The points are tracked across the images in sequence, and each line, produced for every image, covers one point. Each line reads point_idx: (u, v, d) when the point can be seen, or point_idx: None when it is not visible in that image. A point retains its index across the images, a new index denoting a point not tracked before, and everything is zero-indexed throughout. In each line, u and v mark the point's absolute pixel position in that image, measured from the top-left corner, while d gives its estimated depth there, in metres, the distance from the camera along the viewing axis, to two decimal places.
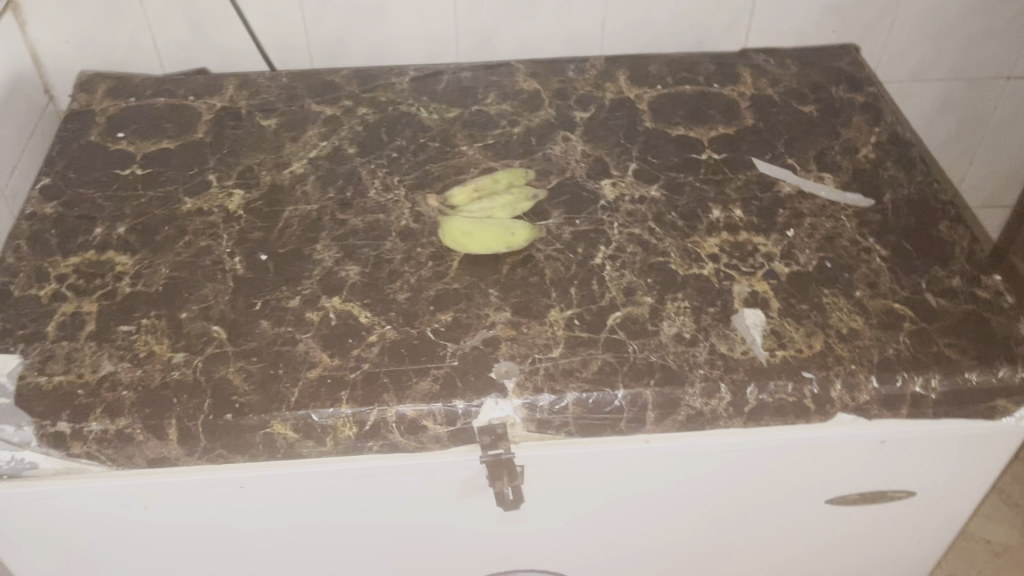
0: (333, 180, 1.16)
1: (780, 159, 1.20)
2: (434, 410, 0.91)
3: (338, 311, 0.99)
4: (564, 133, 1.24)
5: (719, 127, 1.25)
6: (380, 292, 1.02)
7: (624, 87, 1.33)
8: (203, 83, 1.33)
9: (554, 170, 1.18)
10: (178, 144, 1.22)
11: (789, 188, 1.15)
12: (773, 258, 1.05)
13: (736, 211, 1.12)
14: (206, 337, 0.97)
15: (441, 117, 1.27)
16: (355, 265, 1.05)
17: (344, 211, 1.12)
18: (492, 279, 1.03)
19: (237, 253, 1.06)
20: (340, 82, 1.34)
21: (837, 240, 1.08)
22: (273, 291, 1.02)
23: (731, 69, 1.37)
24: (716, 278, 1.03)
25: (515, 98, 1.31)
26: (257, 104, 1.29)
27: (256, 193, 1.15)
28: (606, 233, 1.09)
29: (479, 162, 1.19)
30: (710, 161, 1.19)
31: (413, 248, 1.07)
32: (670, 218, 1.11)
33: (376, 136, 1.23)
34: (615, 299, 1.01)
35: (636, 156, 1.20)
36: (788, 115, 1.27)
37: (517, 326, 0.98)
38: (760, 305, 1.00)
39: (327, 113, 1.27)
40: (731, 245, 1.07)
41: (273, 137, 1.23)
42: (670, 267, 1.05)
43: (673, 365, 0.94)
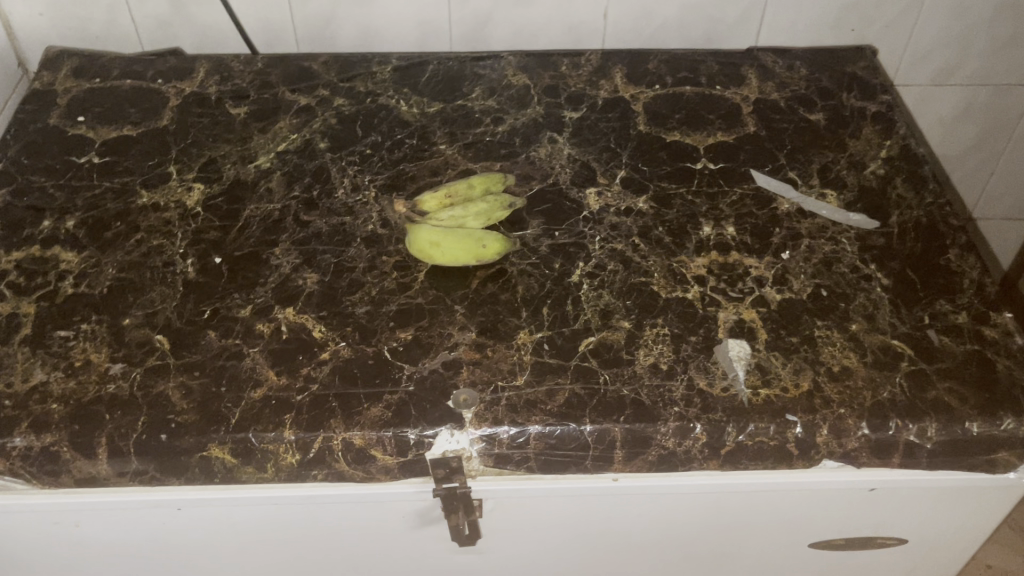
0: (300, 177, 1.09)
1: (780, 172, 1.11)
2: (383, 439, 0.84)
3: (291, 324, 0.93)
4: (551, 134, 1.16)
5: (718, 134, 1.17)
6: (338, 305, 0.95)
7: (620, 86, 1.24)
8: (174, 65, 1.26)
9: (536, 175, 1.10)
10: (140, 132, 1.15)
11: (787, 205, 1.07)
12: (764, 284, 0.98)
13: (729, 228, 1.04)
14: (148, 347, 0.90)
15: (421, 112, 1.19)
16: (315, 272, 0.98)
17: (308, 212, 1.05)
18: (459, 294, 0.96)
19: (190, 254, 1.00)
20: (318, 69, 1.26)
21: (835, 265, 1.00)
22: (224, 298, 0.95)
23: (736, 69, 1.27)
24: (700, 303, 0.96)
25: (502, 94, 1.22)
26: (228, 90, 1.22)
27: (217, 189, 1.08)
28: (586, 248, 1.01)
29: (457, 164, 1.11)
30: (705, 171, 1.11)
31: (378, 256, 1.00)
32: (657, 233, 1.03)
33: (350, 130, 1.16)
34: (590, 322, 0.94)
35: (625, 164, 1.12)
36: (792, 123, 1.19)
37: (481, 349, 0.91)
38: (745, 336, 0.92)
39: (301, 103, 1.20)
40: (720, 267, 1.00)
41: (241, 127, 1.16)
42: (652, 288, 0.97)
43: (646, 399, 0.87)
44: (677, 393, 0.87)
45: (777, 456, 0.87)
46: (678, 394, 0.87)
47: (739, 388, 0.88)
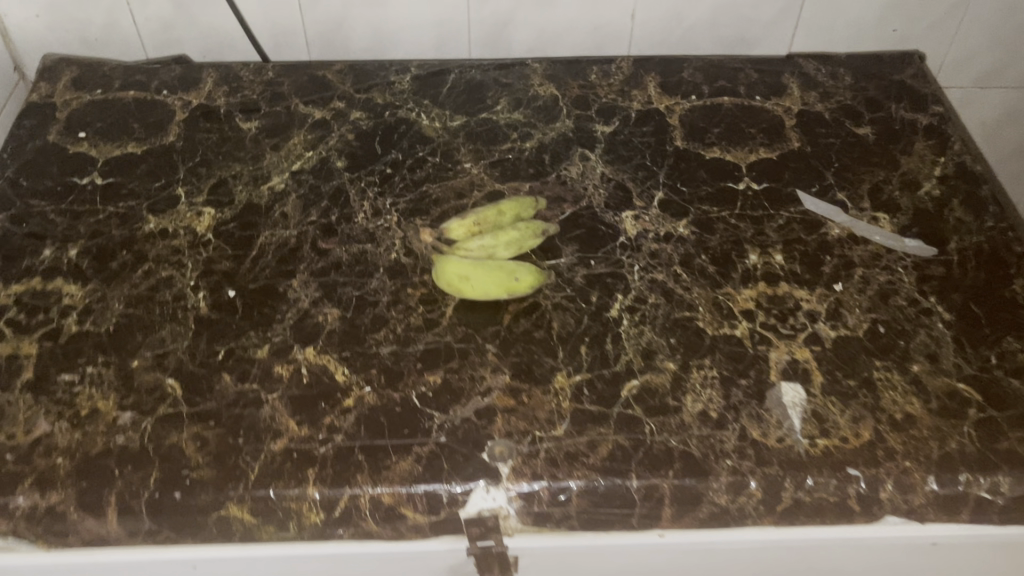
0: (317, 200, 1.02)
1: (829, 193, 1.04)
2: (414, 496, 0.78)
3: (312, 366, 0.87)
4: (582, 150, 1.09)
5: (760, 150, 1.10)
6: (361, 345, 0.88)
7: (653, 96, 1.17)
8: (179, 74, 1.19)
9: (568, 197, 1.03)
10: (145, 149, 1.08)
11: (838, 231, 1.00)
12: (817, 320, 0.91)
13: (777, 256, 0.97)
14: (158, 393, 0.84)
15: (443, 126, 1.12)
16: (335, 307, 0.92)
17: (327, 239, 0.98)
18: (491, 331, 0.90)
19: (201, 287, 0.93)
20: (332, 78, 1.18)
21: (892, 298, 0.93)
22: (239, 336, 0.89)
23: (776, 78, 1.20)
24: (749, 342, 0.89)
25: (529, 106, 1.15)
26: (238, 102, 1.15)
27: (228, 213, 1.01)
28: (625, 279, 0.95)
29: (484, 184, 1.04)
30: (748, 192, 1.04)
31: (403, 288, 0.93)
32: (700, 261, 0.97)
33: (369, 146, 1.09)
34: (632, 362, 0.87)
35: (663, 183, 1.05)
36: (839, 138, 1.12)
37: (516, 394, 0.85)
38: (798, 379, 0.86)
39: (315, 117, 1.13)
40: (769, 299, 0.93)
41: (252, 143, 1.09)
42: (697, 324, 0.91)
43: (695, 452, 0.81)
44: (729, 445, 0.81)
45: (836, 512, 0.81)
46: (729, 446, 0.81)
47: (795, 438, 0.82)
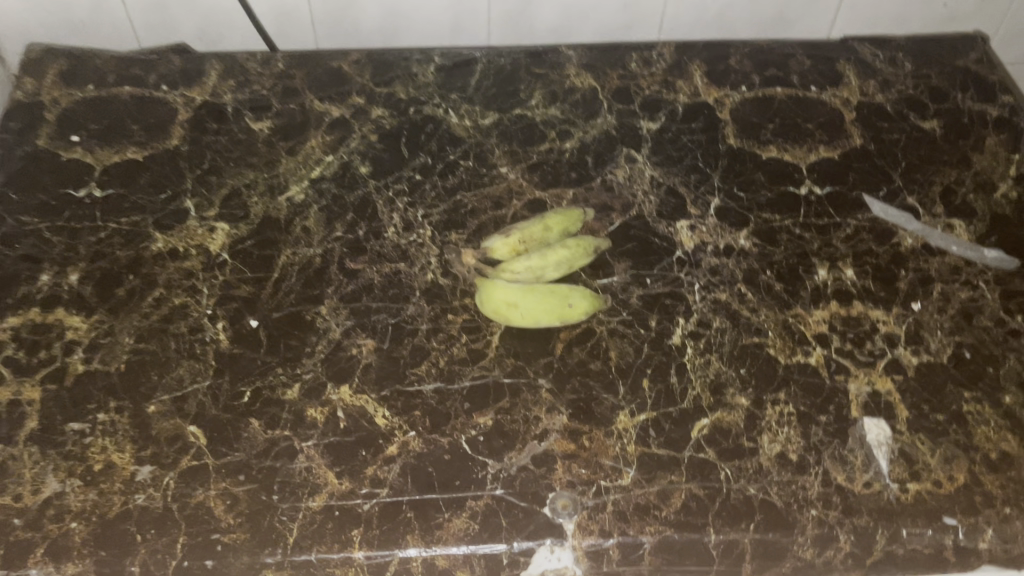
0: (342, 213, 0.93)
1: (897, 197, 0.96)
2: (472, 559, 0.71)
3: (348, 407, 0.78)
4: (628, 150, 1.00)
5: (820, 149, 1.01)
6: (401, 381, 0.80)
7: (700, 87, 1.07)
8: (179, 66, 1.08)
9: (617, 205, 0.94)
10: (147, 155, 0.98)
11: (911, 241, 0.92)
12: (896, 344, 0.84)
13: (848, 271, 0.90)
14: (180, 443, 0.76)
15: (474, 124, 1.02)
16: (370, 337, 0.83)
17: (355, 257, 0.89)
18: (543, 363, 0.82)
19: (219, 316, 0.84)
20: (349, 70, 1.08)
21: (976, 318, 0.86)
22: (266, 374, 0.80)
23: (830, 65, 1.11)
24: (825, 371, 0.82)
25: (566, 100, 1.06)
26: (246, 98, 1.04)
27: (244, 229, 0.91)
28: (685, 300, 0.87)
29: (523, 192, 0.95)
30: (811, 198, 0.96)
31: (443, 314, 0.85)
32: (765, 278, 0.89)
33: (394, 149, 0.99)
34: (700, 399, 0.80)
35: (718, 188, 0.96)
36: (903, 134, 1.03)
37: (577, 437, 0.77)
38: (882, 414, 0.79)
39: (333, 115, 1.03)
40: (843, 322, 0.86)
41: (266, 147, 0.99)
42: (768, 352, 0.83)
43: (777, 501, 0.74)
44: (813, 493, 0.74)
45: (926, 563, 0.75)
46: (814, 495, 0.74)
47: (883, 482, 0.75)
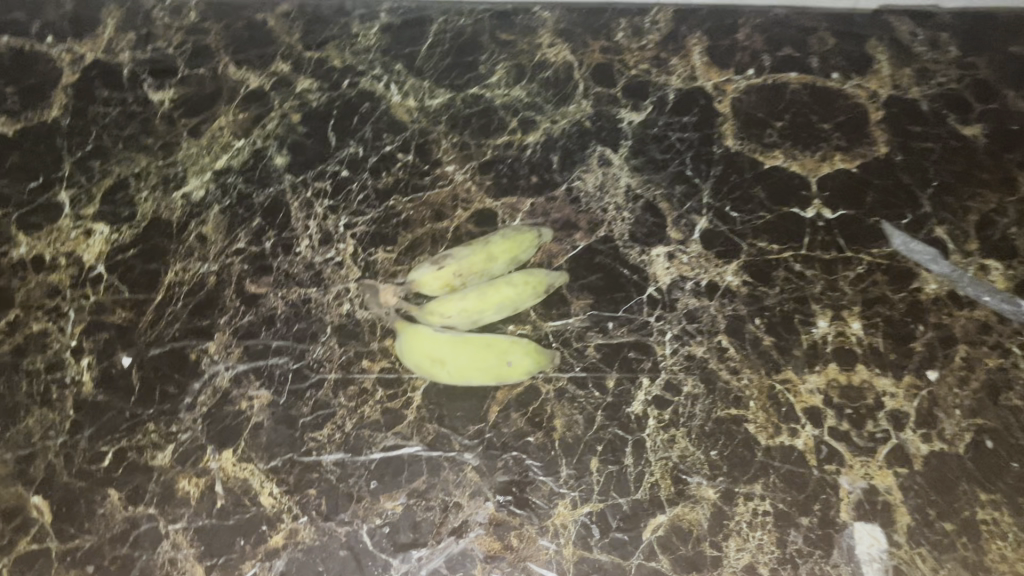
0: (247, 217, 0.77)
1: (923, 227, 0.79)
2: None
3: (229, 481, 0.65)
4: (602, 150, 0.83)
5: (836, 157, 0.83)
6: (297, 449, 0.66)
7: (699, 69, 0.89)
8: (69, 9, 0.89)
9: (581, 223, 0.78)
10: (19, 130, 0.81)
11: (934, 287, 0.76)
12: (904, 426, 0.69)
13: (854, 324, 0.74)
14: (19, 519, 0.64)
15: (420, 106, 0.84)
16: (264, 388, 0.68)
17: (258, 278, 0.73)
18: (472, 431, 0.67)
19: (85, 350, 0.70)
20: (274, 26, 0.89)
21: (1004, 395, 0.71)
22: (134, 432, 0.66)
23: (860, 45, 0.91)
24: (813, 459, 0.67)
25: (534, 77, 0.87)
26: (148, 58, 0.86)
27: (127, 232, 0.76)
28: (653, 354, 0.71)
29: (471, 199, 0.79)
30: (818, 223, 0.79)
31: (356, 359, 0.70)
32: (752, 329, 0.73)
33: (319, 135, 0.82)
34: (658, 489, 0.66)
35: (708, 206, 0.79)
36: (940, 141, 0.85)
37: (504, 533, 0.64)
38: (877, 518, 0.65)
39: (251, 86, 0.85)
40: (841, 393, 0.70)
41: (164, 125, 0.82)
42: (746, 430, 0.68)
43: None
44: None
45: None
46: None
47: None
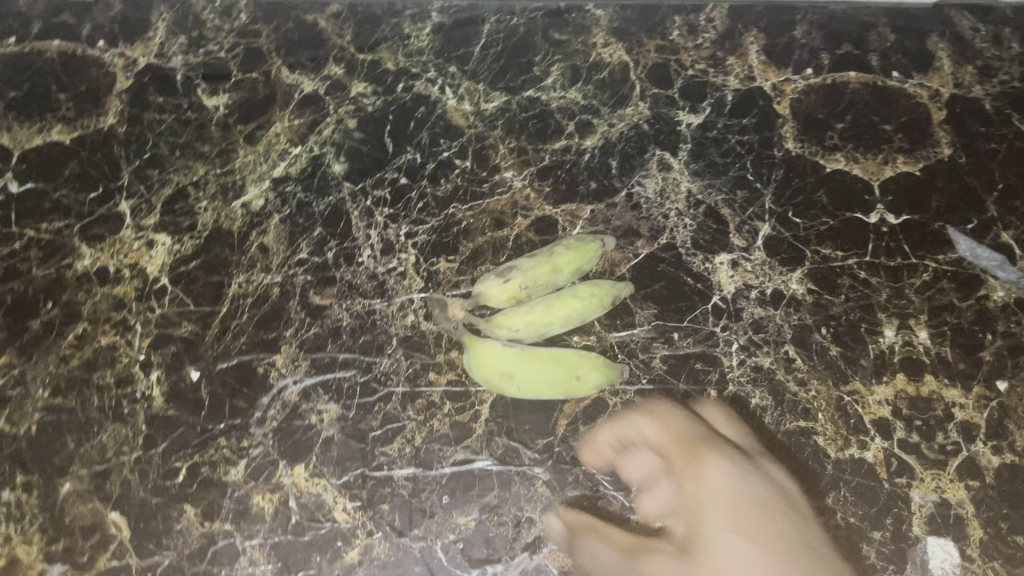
0: (308, 226, 0.76)
1: (989, 232, 0.78)
2: None
3: (302, 496, 0.65)
4: (662, 153, 0.82)
5: (899, 160, 0.82)
6: (369, 463, 0.66)
7: (757, 68, 0.87)
8: (120, 12, 0.88)
9: (643, 230, 0.77)
10: (76, 138, 0.81)
11: (1002, 294, 0.75)
12: (975, 438, 0.69)
13: (922, 333, 0.73)
14: (97, 536, 0.65)
15: (475, 110, 0.83)
16: (333, 402, 0.69)
17: (321, 289, 0.73)
18: (542, 445, 0.67)
19: (153, 364, 0.70)
20: (326, 26, 0.88)
21: None
22: (206, 447, 0.67)
23: (921, 41, 0.89)
24: (883, 472, 0.67)
25: (590, 78, 0.86)
26: (200, 62, 0.85)
27: (188, 243, 0.75)
28: (719, 365, 0.71)
29: (531, 206, 0.78)
30: (882, 229, 0.78)
31: (423, 372, 0.70)
32: (819, 339, 0.72)
33: (376, 141, 0.81)
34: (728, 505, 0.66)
35: (770, 211, 0.79)
36: (1005, 142, 0.83)
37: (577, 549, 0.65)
38: (949, 532, 0.65)
39: (305, 90, 0.84)
40: (911, 404, 0.70)
41: (220, 131, 0.81)
42: (815, 443, 0.68)
43: (670, 423, 0.69)
44: (705, 428, 0.69)
45: (791, 507, 0.66)
46: (706, 426, 0.69)
47: (784, 453, 0.68)
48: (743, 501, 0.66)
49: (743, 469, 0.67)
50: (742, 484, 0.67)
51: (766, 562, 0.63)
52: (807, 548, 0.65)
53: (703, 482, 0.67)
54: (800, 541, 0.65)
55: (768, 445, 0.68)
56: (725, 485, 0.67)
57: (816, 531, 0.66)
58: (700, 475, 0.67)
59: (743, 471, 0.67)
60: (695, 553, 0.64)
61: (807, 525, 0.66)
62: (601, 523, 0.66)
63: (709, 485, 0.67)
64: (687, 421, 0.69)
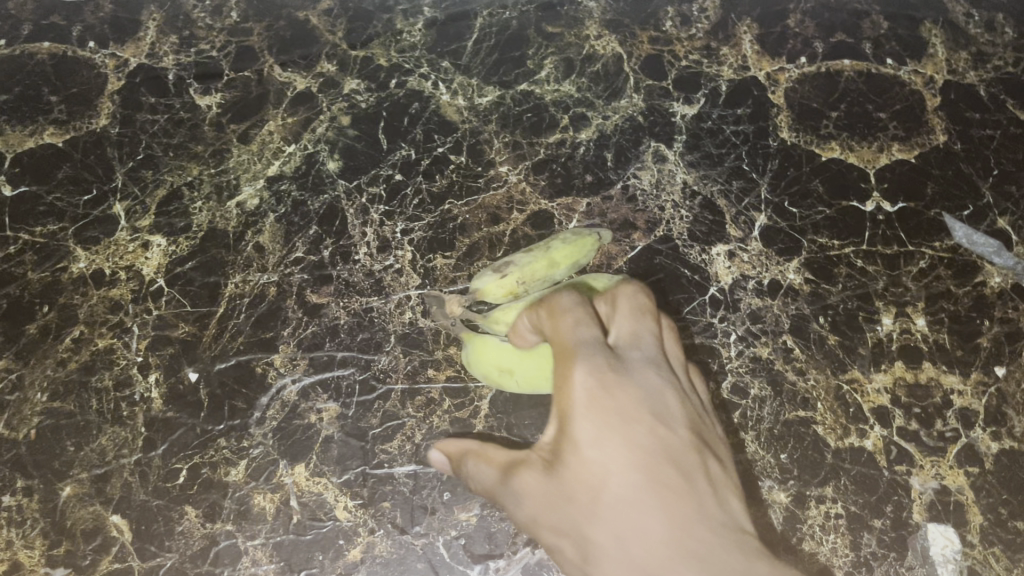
0: (303, 225, 0.76)
1: (985, 218, 0.78)
2: None
3: (303, 495, 0.65)
4: (657, 145, 0.81)
5: (894, 147, 0.82)
6: (369, 461, 0.66)
7: (750, 57, 0.87)
8: (111, 13, 0.87)
9: (640, 223, 0.77)
10: (68, 140, 0.80)
11: (998, 280, 0.75)
12: (974, 424, 0.69)
13: (920, 320, 0.73)
14: (99, 539, 0.64)
15: (469, 104, 0.83)
16: (332, 401, 0.69)
17: (319, 288, 0.73)
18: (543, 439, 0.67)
19: (151, 366, 0.70)
20: (318, 24, 0.88)
21: None
22: (206, 448, 0.67)
23: (914, 28, 0.89)
24: (883, 460, 0.67)
25: (584, 71, 0.86)
26: (192, 61, 0.85)
27: (183, 244, 0.75)
28: (717, 356, 0.71)
29: (526, 201, 0.78)
30: (878, 217, 0.78)
31: (422, 368, 0.70)
32: (817, 328, 0.72)
33: (370, 138, 0.81)
34: None
35: (766, 201, 0.78)
36: (999, 128, 0.83)
37: None
38: (950, 519, 0.65)
39: (298, 88, 0.84)
40: (909, 391, 0.70)
41: (214, 131, 0.81)
42: (815, 432, 0.68)
43: (560, 323, 0.52)
44: (581, 329, 0.51)
45: (670, 427, 0.48)
46: (587, 320, 0.52)
47: (655, 362, 0.51)
48: (620, 402, 0.47)
49: (615, 373, 0.49)
50: (622, 394, 0.48)
51: (642, 467, 0.45)
52: (687, 469, 0.46)
53: (566, 384, 0.48)
54: (676, 458, 0.46)
55: (661, 352, 0.52)
56: (596, 382, 0.48)
57: (707, 468, 0.47)
58: (562, 379, 0.49)
59: (616, 378, 0.48)
60: (564, 467, 0.47)
61: (695, 458, 0.47)
62: (483, 445, 0.59)
63: (576, 392, 0.48)
64: (581, 316, 0.53)
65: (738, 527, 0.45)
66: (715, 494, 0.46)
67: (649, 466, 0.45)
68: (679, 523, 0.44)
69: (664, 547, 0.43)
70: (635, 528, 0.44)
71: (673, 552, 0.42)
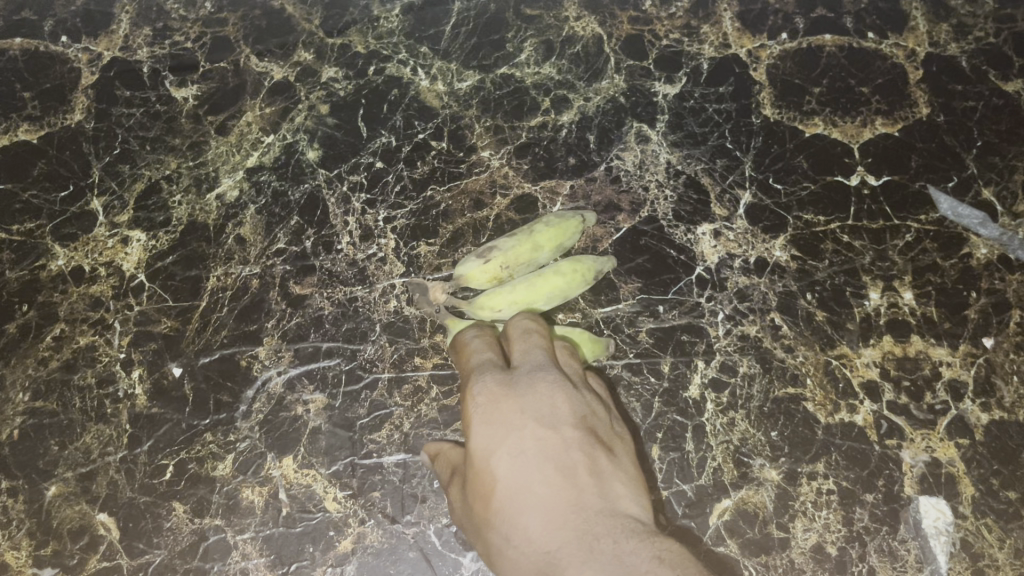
0: (284, 216, 0.75)
1: (969, 190, 0.78)
2: None
3: (292, 488, 0.65)
4: (639, 125, 0.81)
5: (877, 122, 0.81)
6: (358, 451, 0.66)
7: (731, 35, 0.86)
8: (84, 6, 0.86)
9: (624, 204, 0.77)
10: (43, 136, 0.79)
11: (985, 251, 0.74)
12: (963, 396, 0.68)
13: (907, 294, 0.73)
14: (85, 538, 0.63)
15: (449, 90, 0.82)
16: (318, 392, 0.68)
17: (301, 279, 0.72)
18: None
19: (134, 362, 0.69)
20: (294, 13, 0.87)
21: None
22: (192, 443, 0.66)
23: (894, 2, 0.89)
24: (873, 434, 0.67)
25: (564, 53, 0.85)
26: (167, 54, 0.84)
27: (163, 238, 0.74)
28: (705, 336, 0.71)
29: (509, 185, 0.77)
30: (863, 191, 0.78)
31: (408, 356, 0.69)
32: (804, 305, 0.72)
33: (349, 127, 0.80)
34: (721, 473, 0.66)
35: (750, 179, 0.78)
36: (982, 99, 0.83)
37: None
38: (942, 491, 0.65)
39: (275, 77, 0.83)
40: (897, 365, 0.70)
41: (191, 123, 0.80)
42: (805, 408, 0.68)
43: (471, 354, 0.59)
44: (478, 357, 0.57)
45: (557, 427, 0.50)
46: (488, 352, 0.58)
47: (545, 371, 0.54)
48: (504, 410, 0.50)
49: (499, 387, 0.52)
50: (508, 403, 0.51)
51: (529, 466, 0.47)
52: (571, 464, 0.48)
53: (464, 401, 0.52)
54: (561, 455, 0.48)
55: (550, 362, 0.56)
56: (482, 396, 0.51)
57: (593, 462, 0.48)
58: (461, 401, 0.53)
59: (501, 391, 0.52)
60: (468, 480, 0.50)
61: (579, 453, 0.48)
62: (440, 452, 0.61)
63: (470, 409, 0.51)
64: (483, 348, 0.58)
65: (621, 511, 0.46)
66: (602, 484, 0.47)
67: (533, 466, 0.47)
68: (557, 517, 0.45)
69: (546, 535, 0.44)
70: (517, 522, 0.45)
71: (548, 541, 0.44)
